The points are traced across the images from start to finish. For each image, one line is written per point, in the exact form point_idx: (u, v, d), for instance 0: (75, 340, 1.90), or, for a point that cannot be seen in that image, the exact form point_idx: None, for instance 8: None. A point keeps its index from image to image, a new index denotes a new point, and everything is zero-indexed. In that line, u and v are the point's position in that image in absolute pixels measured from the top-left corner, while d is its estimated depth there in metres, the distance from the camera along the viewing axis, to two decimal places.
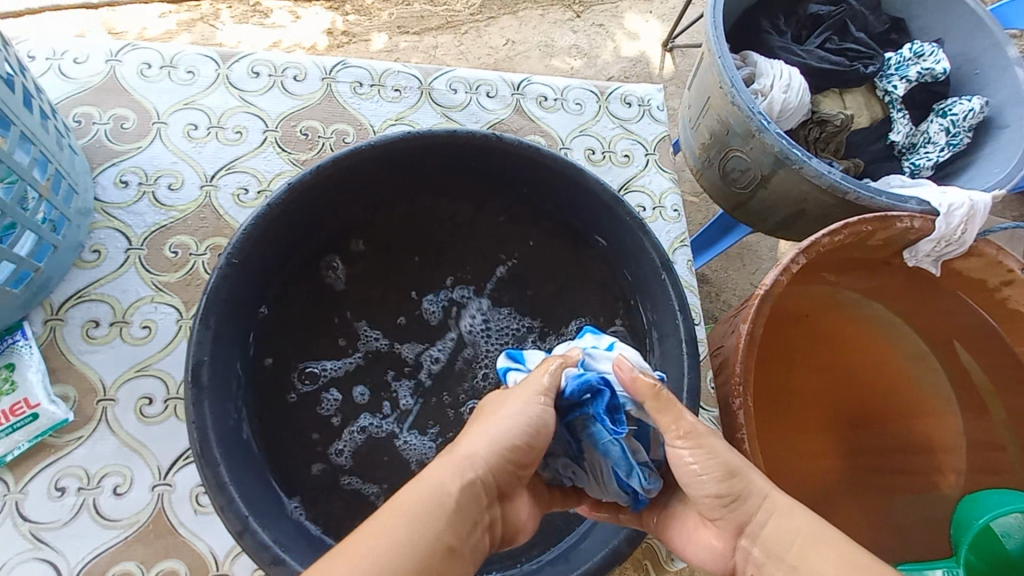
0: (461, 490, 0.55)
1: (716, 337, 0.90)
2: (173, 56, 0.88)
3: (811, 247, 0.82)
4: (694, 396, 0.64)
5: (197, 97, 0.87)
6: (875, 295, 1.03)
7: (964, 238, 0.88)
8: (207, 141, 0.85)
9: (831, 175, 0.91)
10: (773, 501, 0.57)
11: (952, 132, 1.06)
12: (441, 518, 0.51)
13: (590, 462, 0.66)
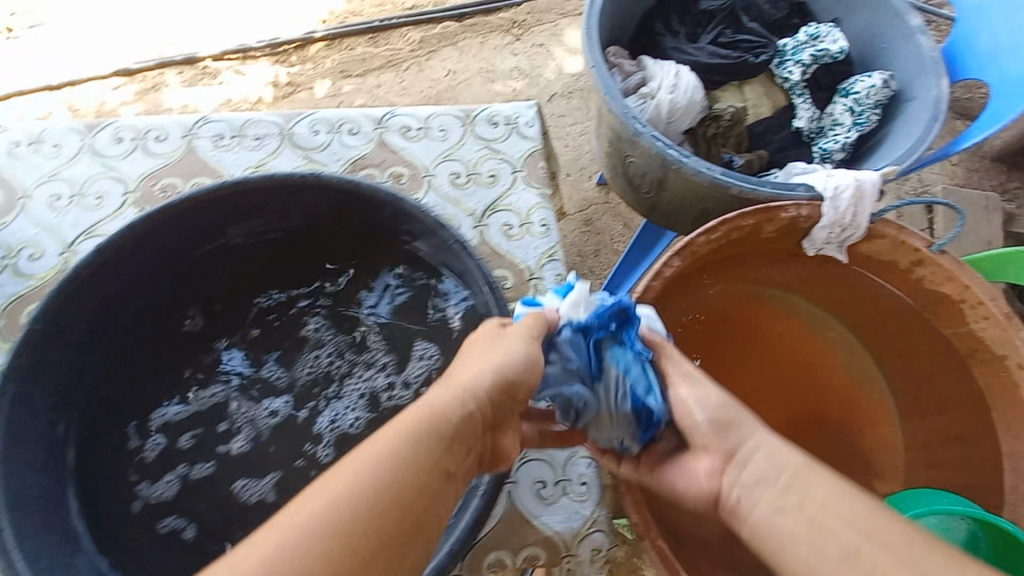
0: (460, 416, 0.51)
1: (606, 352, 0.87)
2: (39, 133, 0.87)
3: (685, 248, 0.81)
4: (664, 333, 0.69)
5: (61, 169, 0.84)
6: (796, 286, 0.97)
7: (858, 221, 0.84)
8: (69, 210, 0.82)
9: (711, 171, 0.89)
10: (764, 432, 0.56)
11: (856, 111, 1.03)
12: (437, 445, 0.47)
13: (605, 381, 0.65)
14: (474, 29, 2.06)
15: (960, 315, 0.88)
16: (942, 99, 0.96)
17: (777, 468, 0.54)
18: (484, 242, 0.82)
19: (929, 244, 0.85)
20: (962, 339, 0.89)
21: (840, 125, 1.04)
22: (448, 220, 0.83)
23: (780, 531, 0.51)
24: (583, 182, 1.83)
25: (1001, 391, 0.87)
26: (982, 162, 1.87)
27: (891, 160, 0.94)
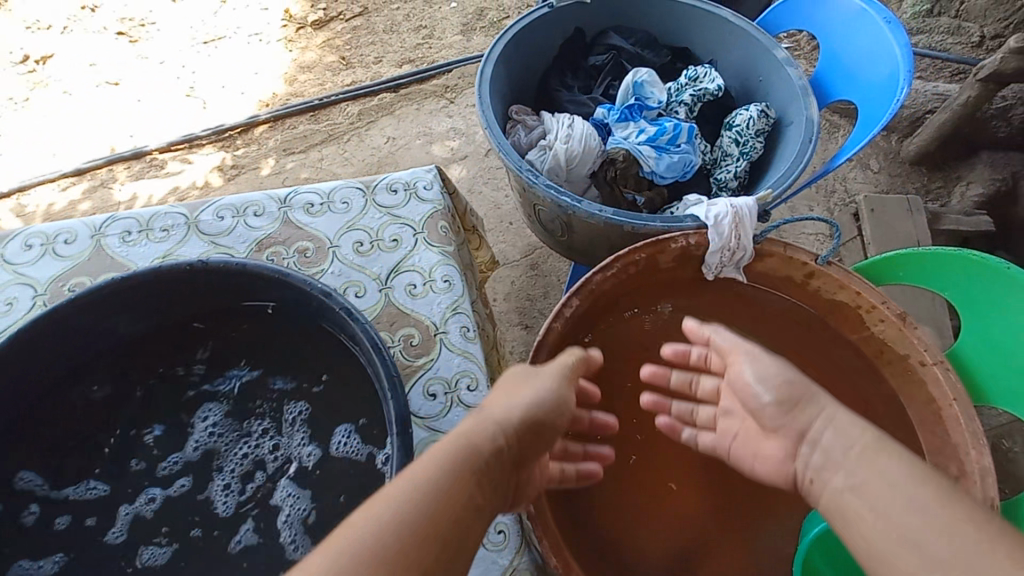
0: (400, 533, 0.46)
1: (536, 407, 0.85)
2: None
3: (582, 286, 0.84)
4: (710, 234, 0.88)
5: None
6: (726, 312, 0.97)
7: (744, 244, 0.88)
8: None
9: (604, 212, 0.94)
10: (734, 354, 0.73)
11: (741, 142, 1.10)
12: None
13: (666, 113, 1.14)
14: (410, 97, 2.17)
15: (859, 318, 0.88)
16: (814, 121, 1.02)
17: (848, 439, 0.62)
18: (391, 303, 0.84)
19: (814, 257, 0.88)
20: (867, 342, 0.88)
21: (730, 156, 1.12)
22: (353, 286, 0.85)
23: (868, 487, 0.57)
24: (526, 229, 1.89)
25: (909, 387, 0.84)
26: (902, 167, 1.96)
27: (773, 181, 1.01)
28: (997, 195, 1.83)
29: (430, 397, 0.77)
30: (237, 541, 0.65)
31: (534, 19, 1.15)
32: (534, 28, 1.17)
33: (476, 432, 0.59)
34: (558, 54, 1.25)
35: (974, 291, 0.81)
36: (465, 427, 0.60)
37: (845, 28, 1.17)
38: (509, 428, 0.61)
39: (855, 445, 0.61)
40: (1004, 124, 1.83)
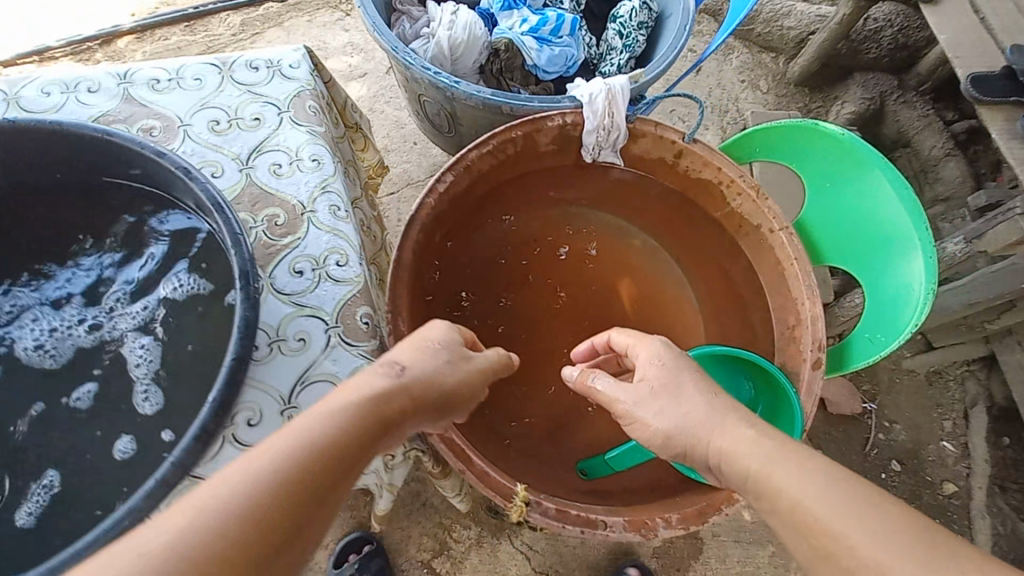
0: (293, 470, 0.46)
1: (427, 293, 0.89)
2: None
3: (456, 162, 0.83)
4: (594, 133, 0.90)
5: None
6: (601, 203, 1.03)
7: (617, 123, 0.89)
8: None
9: (482, 93, 0.92)
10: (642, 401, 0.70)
11: (624, 34, 1.09)
12: (261, 513, 0.43)
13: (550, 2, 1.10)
14: (300, 7, 1.99)
15: (721, 196, 0.94)
16: (689, 11, 1.03)
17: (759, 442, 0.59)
18: (252, 183, 0.79)
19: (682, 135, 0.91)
20: (728, 217, 0.95)
21: (614, 50, 1.11)
22: (209, 165, 0.80)
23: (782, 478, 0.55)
24: (430, 148, 1.83)
25: (761, 253, 0.92)
26: (789, 88, 2.06)
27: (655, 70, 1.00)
28: (865, 114, 1.99)
29: (296, 274, 0.74)
30: (78, 399, 0.62)
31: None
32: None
33: (389, 394, 0.57)
34: None
35: (823, 163, 0.87)
36: (378, 383, 0.57)
37: None
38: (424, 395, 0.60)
39: (763, 454, 0.58)
40: (873, 46, 1.96)
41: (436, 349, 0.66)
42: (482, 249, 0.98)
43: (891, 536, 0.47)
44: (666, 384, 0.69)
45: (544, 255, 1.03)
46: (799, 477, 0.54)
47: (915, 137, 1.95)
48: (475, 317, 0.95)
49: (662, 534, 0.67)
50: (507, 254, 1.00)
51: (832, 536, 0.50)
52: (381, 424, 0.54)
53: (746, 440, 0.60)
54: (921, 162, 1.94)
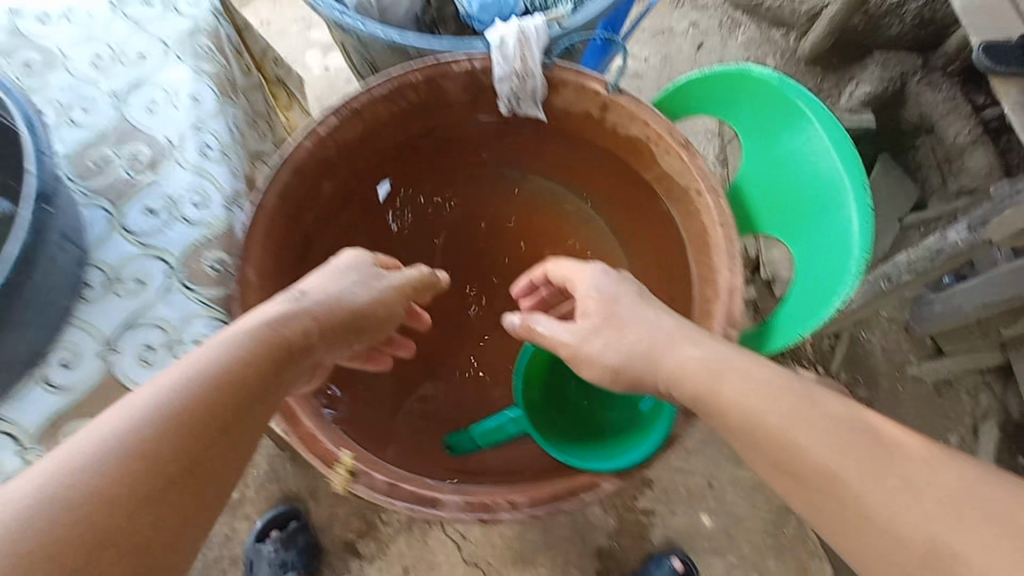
0: (201, 389, 0.45)
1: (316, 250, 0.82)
2: None
3: (343, 104, 0.75)
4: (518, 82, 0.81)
5: None
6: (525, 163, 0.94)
7: (531, 69, 0.79)
8: None
9: (388, 35, 0.84)
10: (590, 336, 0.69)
11: None
12: (176, 426, 0.42)
13: None
14: None
15: (649, 155, 0.83)
16: None
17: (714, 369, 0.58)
18: (123, 119, 0.75)
19: (605, 83, 0.80)
20: (659, 180, 0.84)
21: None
22: (84, 100, 0.76)
23: (738, 394, 0.56)
24: None
25: (688, 219, 0.81)
26: (799, 65, 1.86)
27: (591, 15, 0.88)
28: (884, 95, 1.79)
29: (148, 213, 0.71)
30: None
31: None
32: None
33: (288, 320, 0.56)
34: None
35: (750, 105, 0.75)
36: (286, 307, 0.58)
37: None
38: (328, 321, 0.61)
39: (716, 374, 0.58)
40: (898, 20, 1.74)
41: (346, 272, 0.67)
42: (387, 210, 0.91)
43: (844, 437, 0.49)
44: (604, 315, 0.69)
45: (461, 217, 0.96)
46: (752, 393, 0.55)
47: (941, 121, 1.71)
48: None
49: (506, 519, 0.62)
50: (420, 217, 0.94)
51: (805, 463, 0.49)
52: (289, 346, 0.54)
53: (693, 361, 0.60)
54: (945, 150, 1.73)
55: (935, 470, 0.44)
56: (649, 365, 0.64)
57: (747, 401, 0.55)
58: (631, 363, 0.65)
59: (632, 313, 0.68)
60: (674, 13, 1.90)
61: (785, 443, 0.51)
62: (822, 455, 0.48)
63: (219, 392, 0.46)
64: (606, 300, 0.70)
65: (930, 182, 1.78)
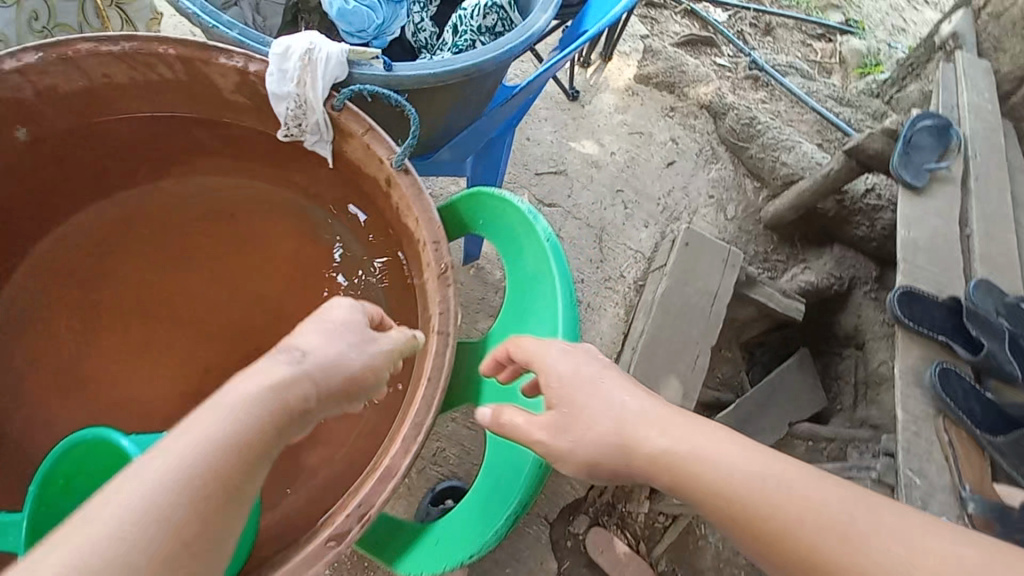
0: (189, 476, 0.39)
1: None
2: None
3: (57, 46, 0.59)
4: (313, 107, 0.65)
5: None
6: (310, 196, 0.77)
7: (314, 101, 0.64)
8: None
9: None
10: (580, 417, 0.55)
11: (457, 31, 0.84)
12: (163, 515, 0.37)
13: None
14: None
15: (419, 260, 0.67)
16: (531, 28, 0.78)
17: (702, 429, 0.52)
18: None
19: (391, 155, 0.65)
20: (421, 291, 0.68)
21: (442, 46, 0.85)
22: None
23: (719, 453, 0.50)
24: None
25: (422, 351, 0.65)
26: (756, 226, 1.71)
27: (430, 73, 0.72)
28: (825, 291, 1.61)
29: None
30: None
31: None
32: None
33: (281, 392, 0.46)
34: None
35: (514, 231, 0.65)
36: (277, 372, 0.47)
37: None
38: (325, 390, 0.50)
39: (687, 438, 0.52)
40: (864, 220, 1.61)
41: (338, 329, 0.54)
42: (127, 180, 0.74)
43: (826, 484, 0.47)
44: (568, 410, 0.56)
45: (214, 224, 0.76)
46: (715, 447, 0.50)
47: (869, 343, 1.53)
48: (58, 248, 0.73)
49: None
50: (165, 202, 0.75)
51: (790, 526, 0.45)
52: (282, 418, 0.45)
53: (666, 425, 0.53)
54: (865, 373, 1.52)
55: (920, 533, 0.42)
56: (625, 456, 0.53)
57: (717, 459, 0.50)
58: (610, 460, 0.54)
59: (596, 402, 0.55)
60: (660, 121, 1.78)
61: (774, 506, 0.46)
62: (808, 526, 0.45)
63: (217, 476, 0.40)
64: (568, 386, 0.56)
65: (841, 399, 1.57)
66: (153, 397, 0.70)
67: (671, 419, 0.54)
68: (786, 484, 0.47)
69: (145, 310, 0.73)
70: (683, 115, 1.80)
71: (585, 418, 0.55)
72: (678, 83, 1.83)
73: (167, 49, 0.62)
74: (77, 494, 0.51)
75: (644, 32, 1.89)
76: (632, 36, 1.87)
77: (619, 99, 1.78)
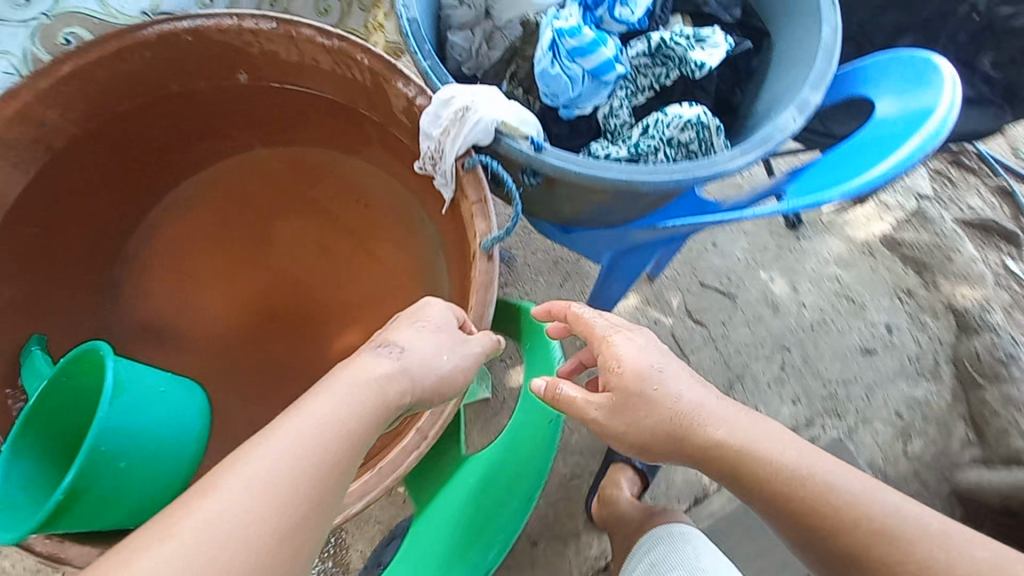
0: (323, 438, 0.46)
1: (198, 112, 0.79)
2: None
3: (286, 24, 0.67)
4: (449, 157, 0.64)
5: None
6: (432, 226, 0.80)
7: (450, 151, 0.64)
8: None
9: (405, 11, 0.70)
10: (636, 398, 0.64)
11: (646, 134, 0.76)
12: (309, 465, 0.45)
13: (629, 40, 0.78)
14: None
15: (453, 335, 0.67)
16: (714, 175, 0.67)
17: (747, 420, 0.64)
18: None
19: (486, 233, 0.63)
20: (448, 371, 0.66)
21: (626, 139, 0.78)
22: None
23: (763, 440, 0.62)
24: None
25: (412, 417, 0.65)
26: (939, 484, 1.31)
27: (575, 171, 0.66)
28: None
29: None
30: None
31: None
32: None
33: (389, 382, 0.52)
34: None
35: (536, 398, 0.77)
36: (378, 367, 0.53)
37: (872, 141, 0.69)
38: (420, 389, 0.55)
39: (735, 441, 0.61)
40: None
41: (433, 330, 0.58)
42: (314, 142, 0.84)
43: (839, 466, 0.60)
44: (626, 393, 0.64)
45: (355, 209, 0.84)
46: (759, 431, 0.63)
47: None
48: (238, 165, 0.84)
49: None
50: (334, 171, 0.84)
51: (835, 511, 0.57)
52: (395, 400, 0.52)
53: (711, 419, 0.63)
54: None
55: (915, 511, 0.57)
56: (679, 441, 0.63)
57: (755, 456, 0.61)
58: (657, 442, 0.64)
59: (656, 398, 0.63)
60: (883, 299, 1.44)
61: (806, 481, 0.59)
62: (834, 504, 0.57)
63: (334, 455, 0.46)
64: (632, 373, 0.64)
65: None
66: (230, 321, 0.81)
67: (737, 418, 0.63)
68: (820, 471, 0.59)
69: (268, 248, 0.83)
70: (919, 307, 1.43)
71: (639, 403, 0.64)
72: (933, 267, 1.45)
73: (366, 59, 0.67)
74: (90, 380, 0.57)
75: (925, 191, 1.53)
76: (907, 190, 1.52)
77: (846, 252, 1.48)
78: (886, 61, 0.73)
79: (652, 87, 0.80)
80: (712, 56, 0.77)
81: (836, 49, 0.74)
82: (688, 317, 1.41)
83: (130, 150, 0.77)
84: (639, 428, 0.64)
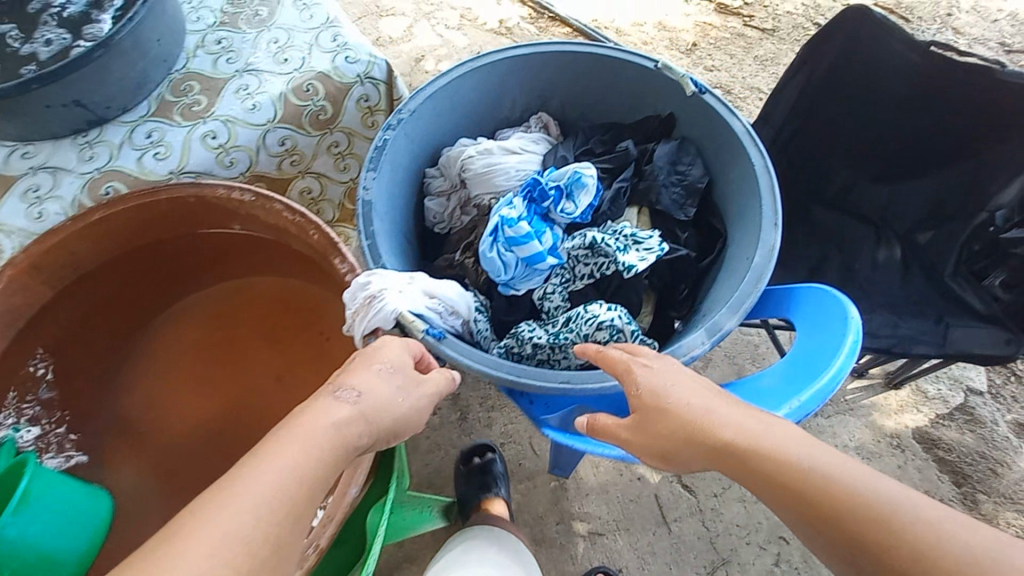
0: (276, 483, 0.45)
1: (205, 247, 0.94)
2: None
3: (262, 197, 0.81)
4: (359, 334, 0.70)
5: None
6: None
7: (355, 327, 0.71)
8: None
9: (365, 192, 0.80)
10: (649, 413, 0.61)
11: (566, 325, 0.78)
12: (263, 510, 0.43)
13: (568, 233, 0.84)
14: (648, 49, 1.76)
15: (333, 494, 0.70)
16: (604, 388, 0.68)
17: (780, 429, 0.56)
18: (224, 80, 0.95)
19: None
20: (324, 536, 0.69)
21: (550, 324, 0.81)
22: (233, 53, 0.97)
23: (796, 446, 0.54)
24: None
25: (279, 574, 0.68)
26: None
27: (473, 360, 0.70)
28: None
29: (146, 136, 0.91)
30: None
31: (629, 64, 0.89)
32: (615, 83, 0.93)
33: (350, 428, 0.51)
34: (620, 113, 0.98)
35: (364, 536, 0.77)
36: (336, 413, 0.51)
37: (790, 374, 0.67)
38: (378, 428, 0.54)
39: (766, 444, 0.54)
40: None
41: (391, 371, 0.58)
42: (298, 282, 0.96)
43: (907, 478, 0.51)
44: (647, 408, 0.61)
45: (314, 346, 0.93)
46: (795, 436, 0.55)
47: None
48: (235, 293, 0.98)
49: None
50: (308, 309, 0.95)
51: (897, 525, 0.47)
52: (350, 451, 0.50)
53: (732, 425, 0.56)
54: None
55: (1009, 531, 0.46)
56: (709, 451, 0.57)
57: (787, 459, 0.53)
58: (682, 451, 0.59)
59: (676, 418, 0.59)
60: None
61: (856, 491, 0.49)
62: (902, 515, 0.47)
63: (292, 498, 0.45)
64: (648, 395, 0.61)
65: None
66: (185, 431, 0.90)
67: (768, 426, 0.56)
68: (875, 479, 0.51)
69: (234, 369, 0.93)
70: None
71: (658, 419, 0.60)
72: (974, 479, 1.26)
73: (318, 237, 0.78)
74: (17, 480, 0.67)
75: (977, 385, 1.35)
76: (953, 381, 1.35)
77: (871, 441, 1.30)
78: (814, 287, 0.70)
79: (586, 276, 0.83)
80: (642, 261, 0.79)
81: (768, 272, 0.72)
82: (675, 481, 1.27)
83: (145, 271, 0.93)
84: (659, 439, 0.60)
